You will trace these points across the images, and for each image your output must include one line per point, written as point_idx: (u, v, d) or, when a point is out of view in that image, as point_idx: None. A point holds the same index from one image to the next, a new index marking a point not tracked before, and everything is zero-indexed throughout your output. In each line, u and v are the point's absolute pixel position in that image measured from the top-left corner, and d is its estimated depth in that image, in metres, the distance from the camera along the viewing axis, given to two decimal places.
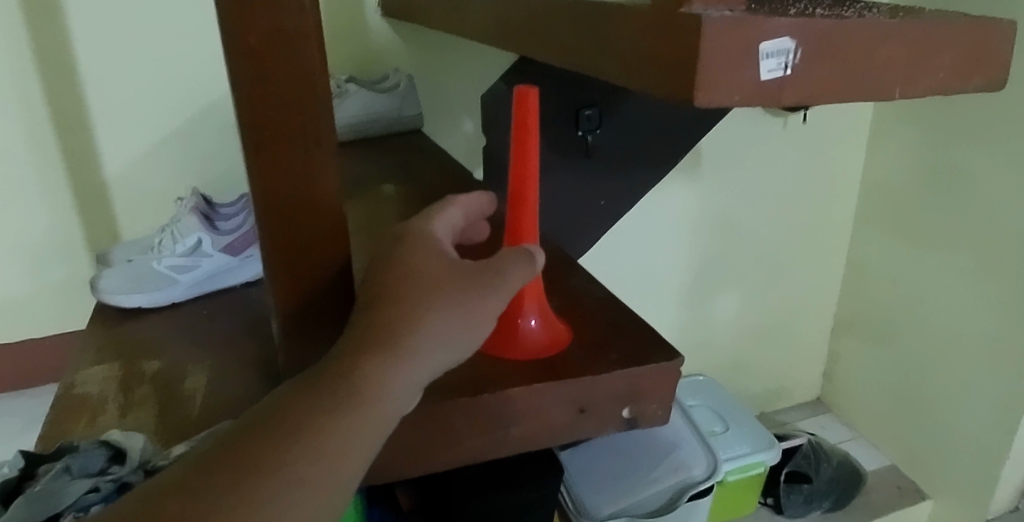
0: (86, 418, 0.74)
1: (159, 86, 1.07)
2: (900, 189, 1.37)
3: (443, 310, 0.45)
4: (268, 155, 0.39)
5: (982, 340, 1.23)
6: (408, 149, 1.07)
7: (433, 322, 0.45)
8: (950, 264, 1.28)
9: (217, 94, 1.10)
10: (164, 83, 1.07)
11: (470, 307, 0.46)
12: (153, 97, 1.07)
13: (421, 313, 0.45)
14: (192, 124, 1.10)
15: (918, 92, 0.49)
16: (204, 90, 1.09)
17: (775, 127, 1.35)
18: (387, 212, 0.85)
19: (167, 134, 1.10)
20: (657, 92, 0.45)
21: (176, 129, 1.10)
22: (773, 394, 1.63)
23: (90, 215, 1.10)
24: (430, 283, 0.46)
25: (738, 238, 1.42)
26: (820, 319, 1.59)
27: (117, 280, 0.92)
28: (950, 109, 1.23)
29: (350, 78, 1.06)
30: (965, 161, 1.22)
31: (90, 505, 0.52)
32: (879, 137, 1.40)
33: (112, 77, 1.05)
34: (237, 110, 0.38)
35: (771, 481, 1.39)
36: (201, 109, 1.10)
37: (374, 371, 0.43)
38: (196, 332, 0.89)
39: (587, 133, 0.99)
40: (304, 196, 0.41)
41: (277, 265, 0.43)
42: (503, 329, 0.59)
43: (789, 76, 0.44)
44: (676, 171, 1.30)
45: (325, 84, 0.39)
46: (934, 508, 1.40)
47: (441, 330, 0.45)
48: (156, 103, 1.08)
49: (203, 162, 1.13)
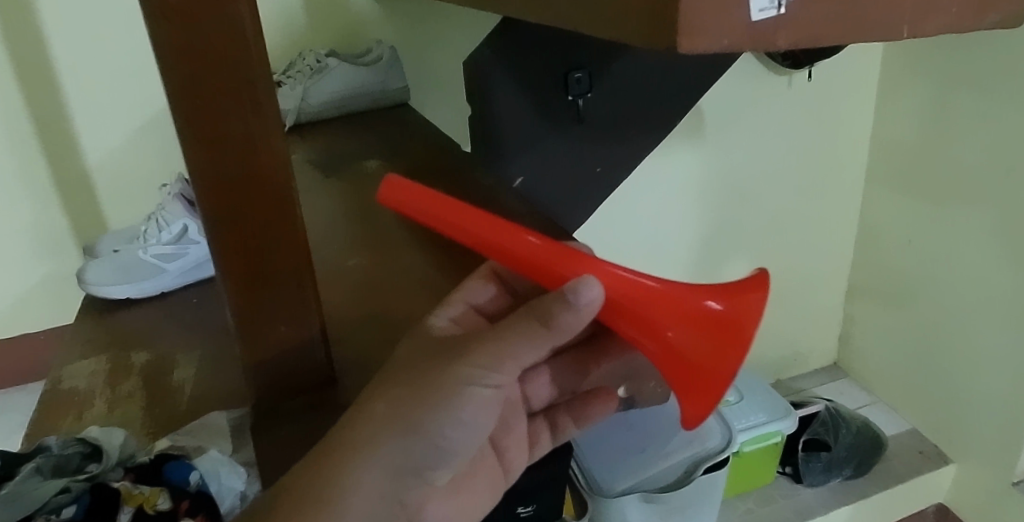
0: (73, 414, 0.72)
1: (135, 78, 1.11)
2: (913, 145, 1.31)
3: (398, 386, 0.40)
4: (202, 128, 0.37)
5: (1001, 298, 1.19)
6: (394, 122, 1.03)
7: (376, 407, 0.40)
8: (966, 218, 1.23)
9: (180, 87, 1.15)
10: (131, 76, 1.11)
11: (426, 378, 0.40)
12: (121, 90, 1.11)
13: (383, 390, 0.41)
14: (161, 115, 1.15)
15: (927, 31, 0.45)
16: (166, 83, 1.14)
17: (780, 87, 1.29)
18: (375, 190, 0.82)
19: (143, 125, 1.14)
20: (636, 43, 0.41)
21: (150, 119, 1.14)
22: (787, 361, 1.59)
23: (75, 209, 1.16)
24: (409, 360, 0.42)
25: (746, 202, 1.38)
26: (833, 282, 1.54)
27: (104, 271, 0.89)
28: (963, 58, 1.18)
29: (331, 53, 1.03)
30: (976, 113, 1.17)
31: (61, 506, 0.50)
32: (889, 91, 1.34)
33: (82, 68, 1.09)
34: (163, 82, 0.35)
35: (789, 450, 1.37)
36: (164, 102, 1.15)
37: (328, 444, 0.39)
38: (186, 320, 0.86)
39: (578, 98, 0.89)
40: (248, 173, 0.39)
41: (226, 250, 0.41)
42: (654, 312, 0.42)
43: (783, 15, 0.39)
44: (677, 136, 1.25)
45: (259, 46, 0.36)
46: (957, 473, 1.36)
47: (387, 407, 0.39)
48: (124, 96, 1.12)
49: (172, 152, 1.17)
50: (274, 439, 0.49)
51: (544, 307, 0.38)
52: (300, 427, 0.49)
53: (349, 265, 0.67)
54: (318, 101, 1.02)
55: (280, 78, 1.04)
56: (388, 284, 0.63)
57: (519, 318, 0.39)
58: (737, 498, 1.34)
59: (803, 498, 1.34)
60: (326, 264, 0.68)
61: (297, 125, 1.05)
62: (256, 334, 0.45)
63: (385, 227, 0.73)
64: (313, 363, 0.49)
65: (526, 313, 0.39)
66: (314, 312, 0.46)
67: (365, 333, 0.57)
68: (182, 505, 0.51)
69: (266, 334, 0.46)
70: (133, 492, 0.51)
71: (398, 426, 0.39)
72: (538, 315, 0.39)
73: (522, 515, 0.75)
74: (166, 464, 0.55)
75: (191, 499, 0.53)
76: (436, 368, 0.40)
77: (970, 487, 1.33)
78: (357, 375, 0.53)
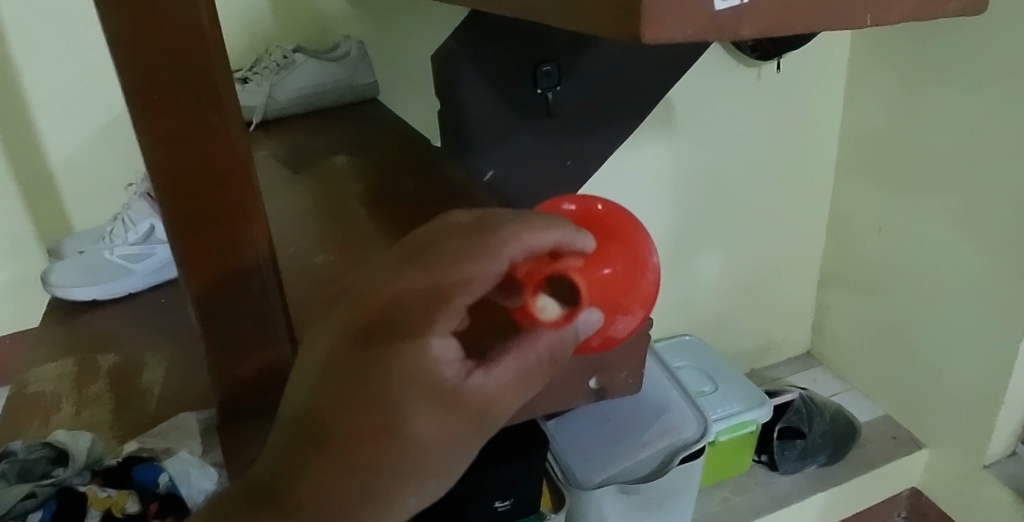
0: (40, 418, 0.71)
1: (79, 89, 1.16)
2: (882, 134, 1.33)
3: (427, 475, 0.34)
4: (161, 123, 0.37)
5: (969, 283, 1.21)
6: (363, 118, 1.02)
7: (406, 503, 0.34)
8: (936, 207, 1.25)
9: (115, 98, 1.18)
10: (76, 88, 1.16)
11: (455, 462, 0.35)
12: (66, 100, 1.16)
13: (408, 480, 0.33)
14: (106, 125, 1.19)
15: (888, 20, 0.46)
16: (105, 95, 1.17)
17: (749, 79, 1.31)
18: (347, 186, 0.82)
19: (101, 130, 1.19)
20: (601, 33, 0.41)
21: (104, 127, 1.19)
22: (761, 350, 1.61)
23: (40, 211, 1.22)
24: (431, 428, 0.33)
25: (718, 193, 1.39)
26: (805, 271, 1.56)
27: (68, 273, 0.88)
28: (930, 47, 1.20)
29: (298, 49, 1.03)
30: (943, 103, 1.19)
31: (28, 512, 0.49)
32: (855, 81, 1.37)
33: (31, 78, 1.13)
34: (118, 75, 0.35)
35: (764, 438, 1.38)
36: (102, 113, 1.18)
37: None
38: (154, 320, 0.85)
39: (547, 91, 0.89)
40: (205, 169, 0.39)
41: (187, 248, 0.41)
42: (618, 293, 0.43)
43: (746, 6, 0.40)
44: (649, 127, 1.26)
45: (216, 38, 0.36)
46: (930, 457, 1.38)
47: (416, 502, 0.34)
48: (69, 106, 1.16)
49: (126, 157, 1.21)
50: (242, 436, 0.49)
51: (560, 356, 0.37)
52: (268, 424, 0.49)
53: (317, 263, 0.67)
54: (284, 97, 1.01)
55: (247, 75, 1.03)
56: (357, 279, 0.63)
57: (538, 372, 0.36)
58: (714, 487, 1.36)
59: (779, 485, 1.35)
60: (293, 261, 0.67)
61: (264, 122, 1.04)
62: (222, 332, 0.45)
63: (358, 223, 0.73)
64: (280, 360, 0.48)
65: (544, 368, 0.37)
66: (279, 310, 0.46)
67: None
68: (151, 508, 0.51)
69: (235, 330, 0.45)
70: (100, 495, 0.51)
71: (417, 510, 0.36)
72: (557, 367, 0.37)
73: (499, 508, 0.75)
74: (134, 467, 0.55)
75: (160, 502, 0.52)
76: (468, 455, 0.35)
77: (944, 470, 1.36)
78: None
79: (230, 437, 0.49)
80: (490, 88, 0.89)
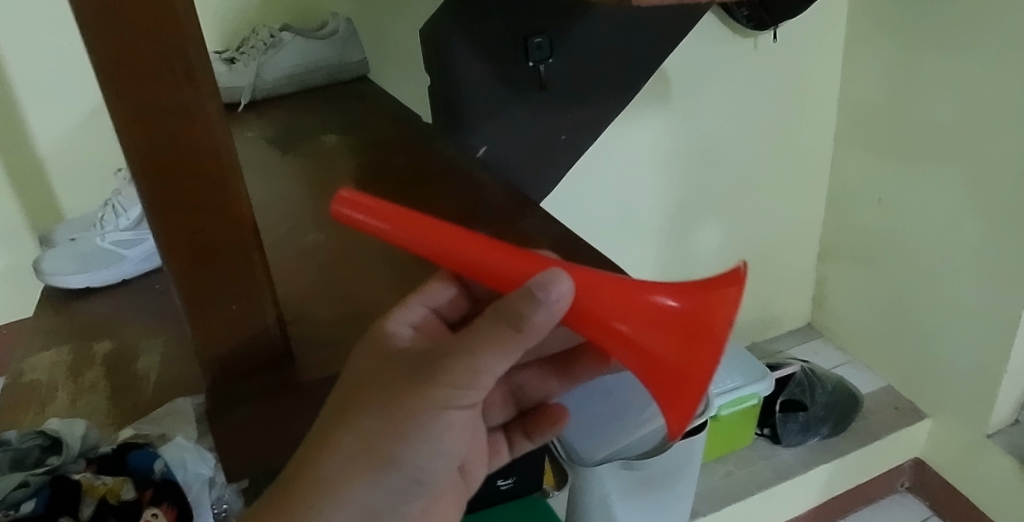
0: (34, 407, 0.71)
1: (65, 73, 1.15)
2: (881, 104, 1.31)
3: (363, 412, 0.38)
4: (133, 98, 0.35)
5: (970, 252, 1.20)
6: (352, 96, 1.01)
7: (344, 431, 0.38)
8: (937, 177, 1.24)
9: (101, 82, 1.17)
10: (61, 72, 1.15)
11: (399, 406, 0.37)
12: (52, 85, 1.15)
13: (342, 413, 0.38)
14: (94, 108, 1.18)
15: None
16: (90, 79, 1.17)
17: (746, 50, 1.29)
18: (338, 167, 0.80)
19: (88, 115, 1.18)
20: None
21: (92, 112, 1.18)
22: (763, 323, 1.60)
23: (31, 198, 1.21)
24: (375, 374, 0.39)
25: (716, 167, 1.37)
26: (806, 243, 1.55)
27: (60, 261, 0.86)
28: (930, 14, 1.18)
29: (285, 27, 1.02)
30: (942, 70, 1.18)
31: (20, 501, 0.49)
32: (855, 48, 1.34)
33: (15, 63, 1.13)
34: (87, 48, 0.33)
35: (767, 411, 1.38)
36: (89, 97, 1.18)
37: (298, 477, 0.38)
38: (147, 305, 0.84)
39: (540, 63, 0.87)
40: (181, 143, 0.38)
41: (169, 224, 0.40)
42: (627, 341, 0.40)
43: None
44: (644, 100, 1.23)
45: (189, 10, 0.35)
46: (933, 426, 1.38)
47: (355, 442, 0.37)
48: (55, 90, 1.16)
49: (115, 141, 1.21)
50: (231, 422, 0.47)
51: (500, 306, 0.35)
52: (259, 408, 0.47)
53: (307, 242, 0.66)
54: (271, 77, 1.00)
55: (235, 55, 1.03)
56: (348, 262, 0.62)
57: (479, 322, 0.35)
58: (717, 461, 1.36)
59: (782, 458, 1.36)
60: (283, 241, 0.67)
61: (254, 103, 1.02)
62: (206, 308, 0.44)
63: None
64: (267, 337, 0.47)
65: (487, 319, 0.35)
66: (266, 290, 0.45)
67: (326, 309, 0.56)
68: (146, 495, 0.51)
69: (229, 310, 0.44)
70: (95, 484, 0.50)
71: (373, 460, 0.38)
72: (501, 322, 0.34)
73: (502, 487, 0.75)
74: (130, 453, 0.54)
75: (155, 488, 0.52)
76: (405, 400, 0.37)
77: (948, 439, 1.36)
78: (317, 348, 0.52)
79: (221, 425, 0.47)
80: (481, 65, 0.87)
